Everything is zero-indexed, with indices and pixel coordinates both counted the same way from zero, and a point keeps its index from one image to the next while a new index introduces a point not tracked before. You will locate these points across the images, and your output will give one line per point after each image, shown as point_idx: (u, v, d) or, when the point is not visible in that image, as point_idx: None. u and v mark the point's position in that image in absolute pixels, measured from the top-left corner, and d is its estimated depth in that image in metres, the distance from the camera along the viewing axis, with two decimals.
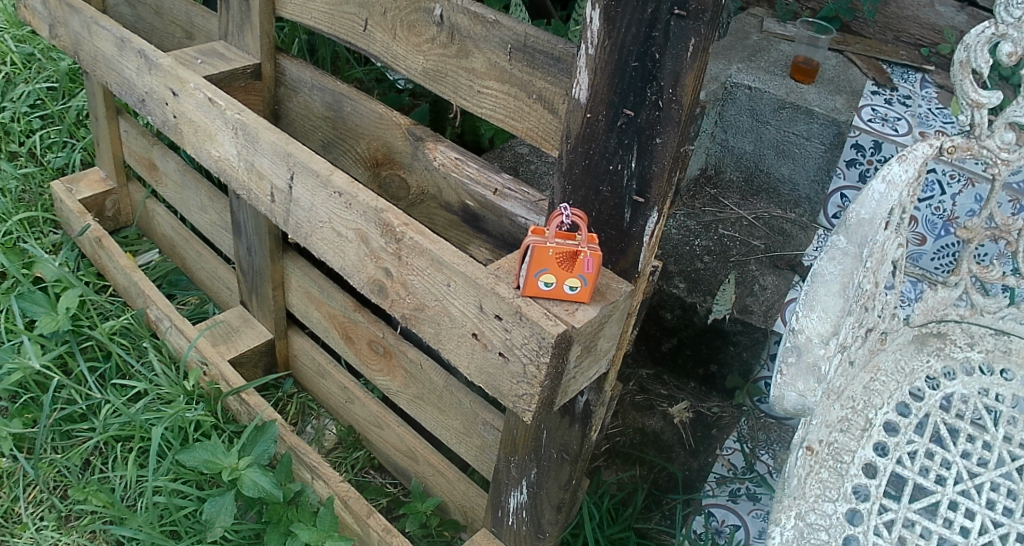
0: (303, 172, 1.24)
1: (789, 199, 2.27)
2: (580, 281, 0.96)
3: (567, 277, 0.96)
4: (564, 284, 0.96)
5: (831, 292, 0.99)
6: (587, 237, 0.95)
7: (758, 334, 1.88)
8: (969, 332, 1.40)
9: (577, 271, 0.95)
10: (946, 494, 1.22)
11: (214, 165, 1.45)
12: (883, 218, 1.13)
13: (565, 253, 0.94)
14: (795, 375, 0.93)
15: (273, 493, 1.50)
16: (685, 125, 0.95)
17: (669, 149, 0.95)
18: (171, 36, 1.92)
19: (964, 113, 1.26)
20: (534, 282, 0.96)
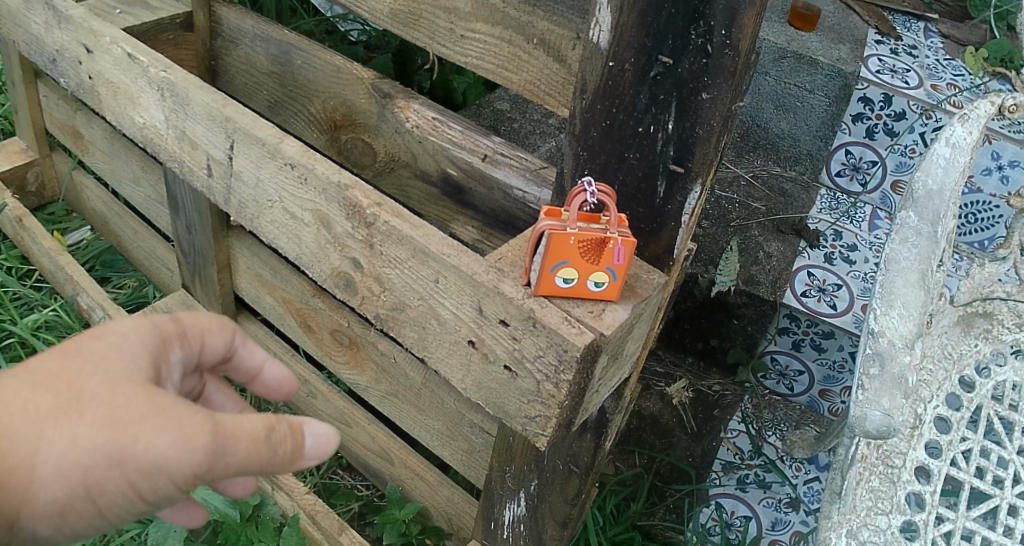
0: (245, 141, 1.03)
1: (788, 156, 2.05)
2: (607, 275, 0.76)
3: (592, 271, 0.75)
4: (588, 280, 0.76)
5: (908, 283, 0.82)
6: (616, 220, 0.75)
7: (765, 308, 1.71)
8: (1017, 310, 1.21)
9: (606, 263, 0.75)
10: (1007, 498, 1.03)
11: (139, 134, 1.21)
12: (952, 187, 0.98)
13: (590, 240, 0.74)
14: (879, 389, 0.75)
15: (229, 513, 1.32)
16: (739, 76, 0.76)
17: (720, 105, 0.76)
18: None
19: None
20: (550, 278, 0.76)
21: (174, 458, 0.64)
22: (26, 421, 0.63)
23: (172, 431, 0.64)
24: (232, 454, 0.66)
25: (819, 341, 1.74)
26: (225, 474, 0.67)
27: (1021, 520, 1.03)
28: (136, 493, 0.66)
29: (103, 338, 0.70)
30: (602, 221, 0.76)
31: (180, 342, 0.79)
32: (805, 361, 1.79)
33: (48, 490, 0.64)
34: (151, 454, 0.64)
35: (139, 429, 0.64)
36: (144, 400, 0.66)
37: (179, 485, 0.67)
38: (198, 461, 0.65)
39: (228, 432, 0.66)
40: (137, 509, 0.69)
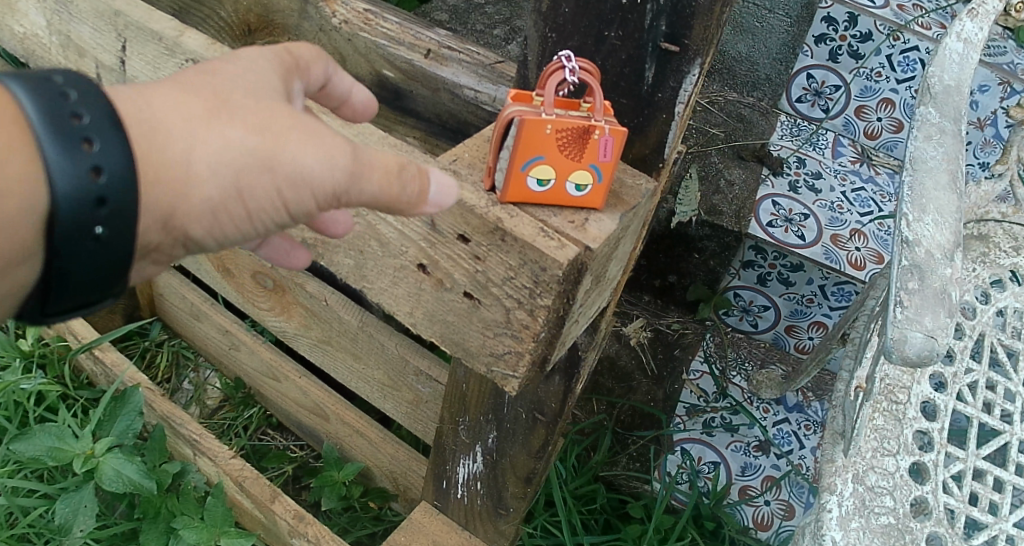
0: (141, 38, 0.84)
1: (744, 80, 1.90)
2: (589, 175, 0.61)
3: (572, 170, 0.60)
4: (565, 183, 0.61)
5: (940, 185, 0.71)
6: (601, 104, 0.60)
7: (728, 240, 1.58)
8: (1011, 233, 1.20)
9: (588, 159, 0.60)
10: (1018, 434, 1.01)
11: (19, 47, 1.00)
12: (969, 84, 0.86)
13: (568, 126, 0.59)
14: (921, 307, 0.64)
15: (142, 485, 1.12)
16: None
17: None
18: None
19: None
20: (521, 181, 0.60)
21: (320, 171, 0.58)
22: (176, 123, 0.56)
23: (321, 146, 0.58)
24: (366, 180, 0.58)
25: (786, 274, 1.62)
26: (368, 201, 0.60)
27: None
28: (277, 210, 0.59)
29: (232, 59, 0.62)
30: (584, 109, 0.61)
31: (287, 72, 0.66)
32: (770, 295, 1.67)
33: (197, 200, 0.57)
34: (301, 163, 0.57)
35: (289, 140, 0.58)
36: (290, 117, 0.59)
37: (326, 204, 0.60)
38: (339, 182, 0.58)
39: (372, 160, 0.59)
40: (276, 227, 0.62)
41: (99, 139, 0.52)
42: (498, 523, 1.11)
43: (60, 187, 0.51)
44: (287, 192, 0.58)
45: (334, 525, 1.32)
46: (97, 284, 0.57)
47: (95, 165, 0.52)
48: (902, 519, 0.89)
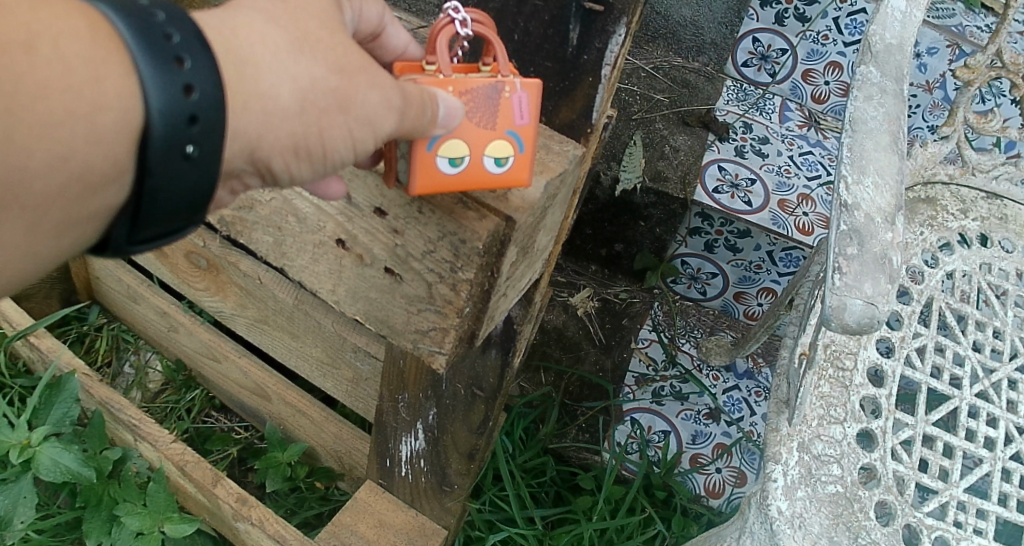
0: None
1: (689, 46, 1.90)
2: (507, 144, 0.57)
3: (483, 141, 0.57)
4: (480, 159, 0.57)
5: (880, 146, 0.68)
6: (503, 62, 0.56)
7: (675, 207, 1.58)
8: (959, 196, 1.21)
9: (503, 124, 0.57)
10: (965, 399, 1.03)
11: None
12: (911, 43, 0.83)
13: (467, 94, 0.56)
14: (860, 274, 0.60)
15: (82, 474, 1.07)
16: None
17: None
18: None
19: None
20: (432, 162, 0.57)
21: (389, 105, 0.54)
22: (263, 49, 0.53)
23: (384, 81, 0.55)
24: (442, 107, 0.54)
25: (734, 240, 1.62)
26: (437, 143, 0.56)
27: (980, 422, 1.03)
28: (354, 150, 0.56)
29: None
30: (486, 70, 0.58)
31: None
32: (719, 262, 1.67)
33: (278, 129, 0.53)
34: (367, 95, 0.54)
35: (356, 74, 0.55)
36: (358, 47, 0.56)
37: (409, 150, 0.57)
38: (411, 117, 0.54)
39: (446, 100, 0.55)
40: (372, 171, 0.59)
41: (190, 56, 0.49)
42: (443, 499, 1.09)
43: (153, 104, 0.48)
44: (360, 130, 0.55)
45: (282, 507, 1.28)
46: (178, 212, 0.53)
47: (187, 82, 0.49)
48: (850, 487, 0.88)
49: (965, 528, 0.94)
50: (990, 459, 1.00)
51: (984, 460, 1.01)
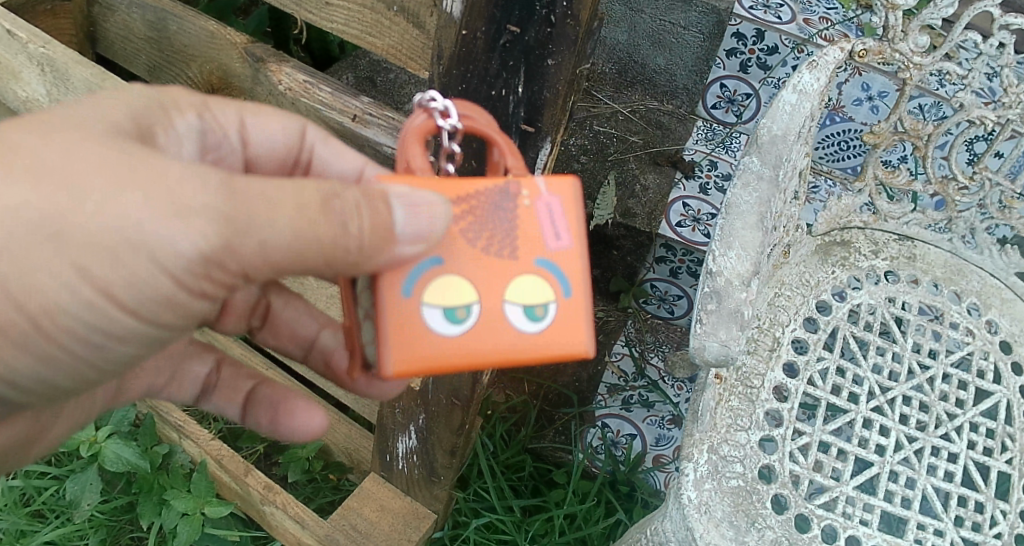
0: None
1: (664, 90, 2.14)
2: (531, 271, 0.75)
3: (522, 279, 0.75)
4: (522, 308, 0.75)
5: (747, 225, 0.90)
6: (539, 179, 0.77)
7: (643, 239, 1.86)
8: (873, 239, 1.41)
9: (542, 251, 0.76)
10: (860, 411, 1.21)
11: (24, 107, 1.36)
12: (797, 131, 1.02)
13: (494, 213, 0.76)
14: (716, 323, 0.84)
15: (139, 465, 1.32)
16: (579, 42, 0.84)
17: (563, 71, 0.84)
18: None
19: (880, 13, 1.21)
20: (452, 298, 0.74)
21: (118, 221, 0.67)
22: None
23: (129, 196, 0.67)
24: (281, 217, 0.68)
25: (695, 268, 1.85)
26: (227, 246, 0.68)
27: (874, 431, 1.21)
28: (127, 277, 0.69)
29: (93, 100, 0.76)
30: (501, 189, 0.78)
31: (196, 112, 0.86)
32: (683, 287, 1.89)
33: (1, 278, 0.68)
34: (102, 205, 0.67)
35: (92, 179, 0.67)
36: (125, 149, 0.70)
37: (319, 268, 0.71)
38: (143, 227, 0.67)
39: (271, 200, 0.68)
40: (187, 293, 0.72)
41: None
42: (433, 488, 1.34)
43: None
44: (95, 253, 0.68)
45: (300, 495, 1.52)
46: None
47: None
48: (750, 482, 1.10)
49: (852, 518, 1.12)
50: (880, 463, 1.18)
51: (875, 464, 1.19)
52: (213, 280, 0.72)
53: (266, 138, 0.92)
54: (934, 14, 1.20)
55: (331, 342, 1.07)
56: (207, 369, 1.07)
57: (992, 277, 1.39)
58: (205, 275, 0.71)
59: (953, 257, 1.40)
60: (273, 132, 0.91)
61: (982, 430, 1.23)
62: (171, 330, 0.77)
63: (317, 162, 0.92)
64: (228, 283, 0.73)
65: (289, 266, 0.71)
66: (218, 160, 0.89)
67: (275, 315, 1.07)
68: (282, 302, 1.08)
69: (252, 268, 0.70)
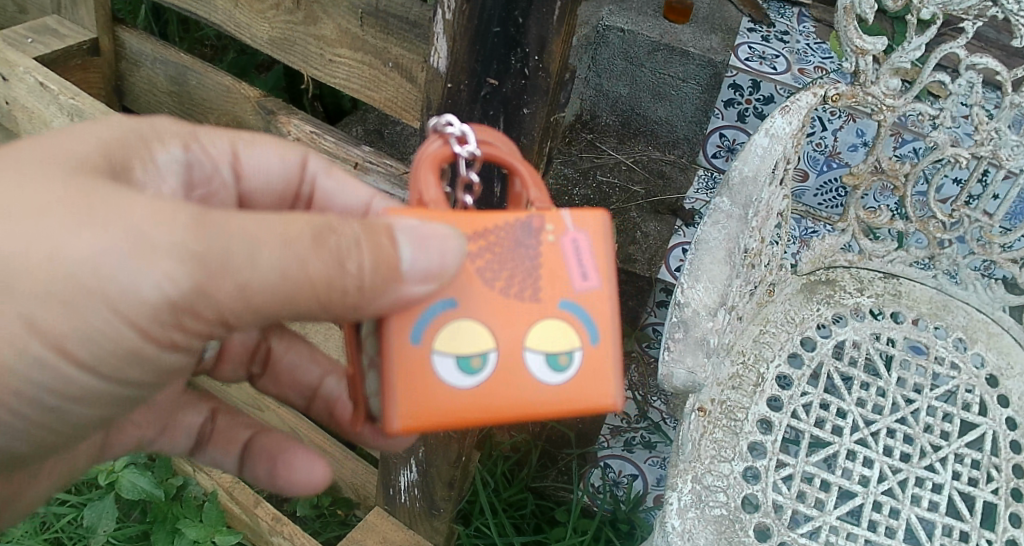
0: None
1: (666, 141, 2.28)
2: (555, 316, 0.73)
3: (546, 324, 0.73)
4: (544, 356, 0.72)
5: (716, 259, 0.97)
6: (565, 214, 0.74)
7: (643, 283, 1.95)
8: (858, 277, 1.49)
9: (567, 293, 0.74)
10: (844, 444, 1.25)
11: None
12: (766, 173, 1.09)
13: (515, 249, 0.73)
14: (683, 350, 0.90)
15: (155, 494, 1.39)
16: (552, 93, 0.94)
17: (537, 118, 0.94)
18: (4, 10, 2.00)
19: (850, 60, 1.33)
20: (466, 345, 0.72)
21: (75, 265, 0.65)
22: None
23: (85, 236, 0.65)
24: (265, 253, 0.66)
25: None
26: (200, 288, 0.67)
27: (857, 463, 1.24)
28: (84, 329, 0.68)
29: (64, 134, 0.74)
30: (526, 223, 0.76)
31: (182, 143, 0.86)
32: None
33: None
34: (57, 247, 0.65)
35: (46, 220, 0.65)
36: (87, 184, 0.68)
37: (314, 311, 0.70)
38: (102, 271, 0.66)
39: (254, 236, 0.66)
40: (153, 344, 0.72)
41: None
42: (434, 521, 1.38)
43: None
44: (48, 303, 0.67)
45: (309, 529, 1.58)
46: None
47: None
48: (733, 511, 1.13)
49: None
50: (863, 494, 1.21)
51: (859, 494, 1.22)
52: (182, 328, 0.71)
53: (261, 169, 0.92)
54: (902, 58, 1.32)
55: (335, 390, 1.06)
56: (202, 418, 1.07)
57: (977, 312, 1.46)
58: (171, 323, 0.70)
59: (938, 293, 1.47)
60: (268, 163, 0.92)
61: (966, 460, 1.26)
62: (136, 387, 0.77)
63: (318, 194, 0.95)
64: (199, 332, 0.72)
65: (277, 307, 0.69)
66: (208, 194, 0.89)
67: (276, 361, 1.08)
68: (284, 347, 1.08)
69: (229, 310, 0.69)
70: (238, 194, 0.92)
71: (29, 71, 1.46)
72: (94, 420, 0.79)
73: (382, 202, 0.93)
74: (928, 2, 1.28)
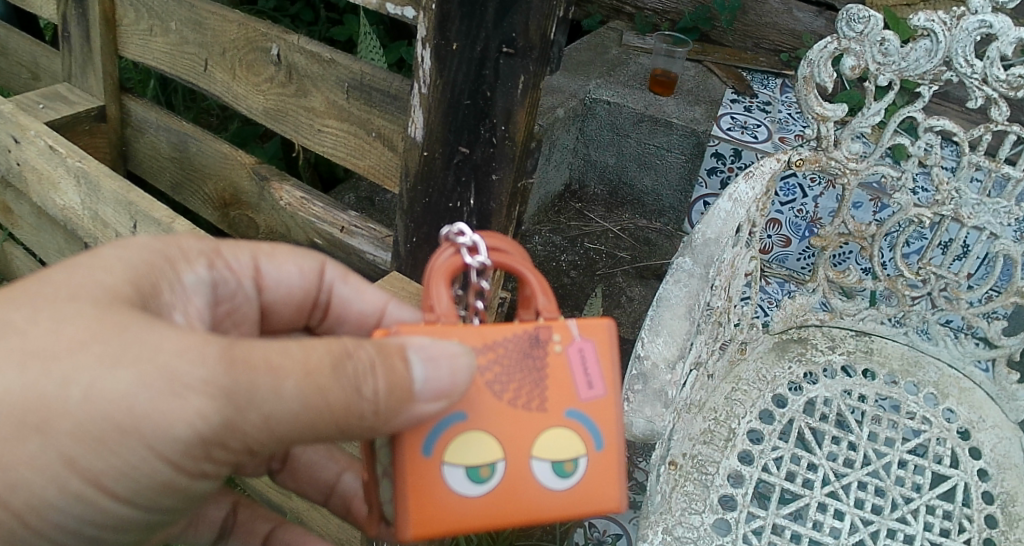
0: (145, 219, 1.40)
1: (653, 209, 2.36)
2: (562, 425, 0.72)
3: (553, 433, 0.72)
4: (550, 464, 0.72)
5: (676, 315, 1.03)
6: (572, 323, 0.74)
7: (627, 346, 1.98)
8: (830, 335, 1.55)
9: (574, 402, 0.73)
10: (814, 497, 1.28)
11: (60, 214, 1.56)
12: (728, 233, 1.15)
13: (523, 360, 0.72)
14: (642, 401, 0.94)
15: None
16: (518, 160, 1.03)
17: (505, 184, 1.04)
18: (18, 76, 2.11)
19: (814, 126, 1.41)
20: (475, 457, 0.71)
21: (110, 405, 0.63)
22: None
23: (120, 376, 0.63)
24: (289, 385, 0.64)
25: None
26: (228, 423, 0.64)
27: (827, 515, 1.27)
28: (121, 466, 0.66)
29: (92, 261, 0.71)
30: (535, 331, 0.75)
31: (207, 261, 0.84)
32: None
33: None
34: (93, 389, 0.63)
35: (81, 360, 0.64)
36: (119, 318, 0.66)
37: (331, 435, 0.68)
38: (136, 411, 0.64)
39: (278, 368, 0.64)
40: (185, 476, 0.70)
41: None
42: None
43: None
44: (85, 444, 0.65)
45: None
46: None
47: None
48: None
49: None
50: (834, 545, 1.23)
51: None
52: (213, 459, 0.69)
53: (281, 281, 0.92)
54: (862, 123, 1.40)
55: (352, 485, 1.05)
56: (224, 511, 1.04)
57: (949, 367, 1.51)
58: (202, 455, 0.68)
59: (910, 349, 1.53)
60: (288, 275, 0.92)
61: (938, 512, 1.28)
62: (163, 512, 0.75)
63: (336, 301, 0.95)
64: (227, 461, 0.70)
65: (297, 437, 0.67)
66: (231, 308, 0.88)
67: (295, 457, 1.06)
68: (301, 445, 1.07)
69: (255, 441, 0.67)
70: (259, 305, 0.92)
71: (40, 135, 1.54)
72: (126, 542, 0.78)
73: (397, 309, 0.95)
74: (885, 68, 1.35)
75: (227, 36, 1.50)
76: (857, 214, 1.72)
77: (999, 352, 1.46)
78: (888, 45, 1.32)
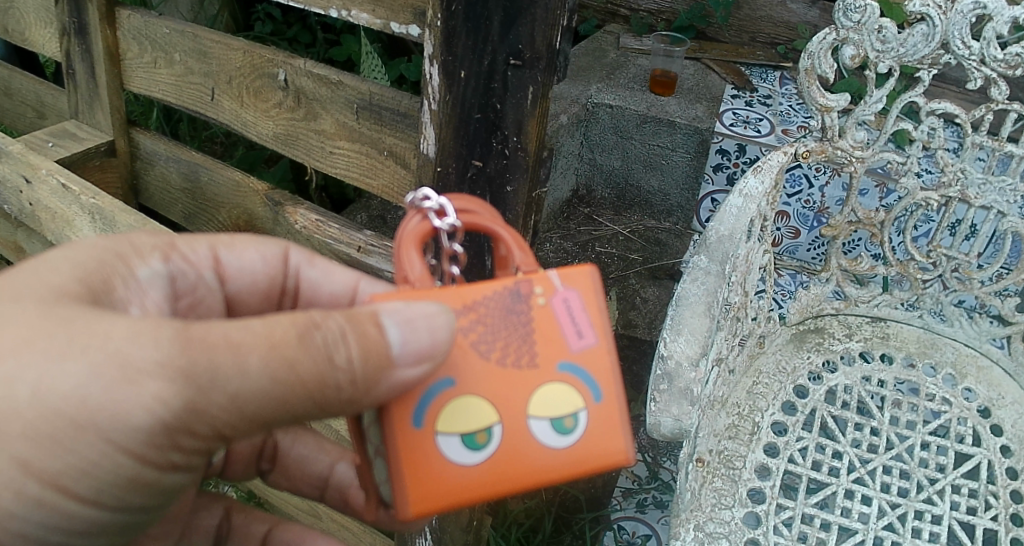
0: None
1: (661, 209, 2.37)
2: (556, 379, 0.72)
3: (547, 389, 0.72)
4: (549, 421, 0.72)
5: (695, 313, 1.04)
6: (552, 275, 0.74)
7: (645, 346, 2.01)
8: (846, 323, 1.56)
9: (565, 354, 0.73)
10: (842, 484, 1.29)
11: None
12: (742, 229, 1.16)
13: (505, 317, 0.72)
14: (669, 400, 0.95)
15: None
16: (531, 169, 1.05)
17: (520, 194, 1.06)
18: (23, 116, 2.13)
19: (819, 117, 1.42)
20: (470, 422, 0.71)
21: (61, 400, 0.64)
22: None
23: (70, 368, 0.64)
24: (251, 359, 0.64)
25: None
26: (190, 405, 0.65)
27: (856, 501, 1.27)
28: (79, 463, 0.67)
29: (36, 265, 0.71)
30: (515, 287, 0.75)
31: (162, 254, 0.84)
32: None
33: None
34: (43, 384, 0.64)
35: (29, 357, 0.64)
36: (65, 313, 0.66)
37: (308, 410, 0.68)
38: (88, 405, 0.64)
39: (238, 344, 0.64)
40: (152, 468, 0.70)
41: None
42: None
43: None
44: (39, 443, 0.66)
45: None
46: None
47: None
48: None
49: None
50: (863, 531, 1.23)
51: (859, 531, 1.24)
52: (180, 448, 0.69)
53: (243, 270, 0.93)
54: (865, 111, 1.41)
55: (345, 476, 1.05)
56: (217, 519, 1.03)
57: (966, 346, 1.51)
58: (168, 445, 0.68)
59: (925, 332, 1.54)
60: (249, 261, 0.93)
61: (964, 491, 1.29)
62: (139, 510, 0.75)
63: (304, 285, 0.95)
64: (197, 450, 0.70)
65: (265, 417, 0.68)
66: (195, 301, 0.88)
67: (284, 454, 1.08)
68: (290, 441, 1.08)
69: (225, 424, 0.67)
70: (223, 296, 0.93)
71: (51, 174, 1.57)
72: None
73: (368, 285, 0.94)
74: (885, 55, 1.35)
75: (231, 64, 1.53)
76: (864, 201, 1.73)
77: (1014, 329, 1.47)
78: (886, 32, 1.34)
